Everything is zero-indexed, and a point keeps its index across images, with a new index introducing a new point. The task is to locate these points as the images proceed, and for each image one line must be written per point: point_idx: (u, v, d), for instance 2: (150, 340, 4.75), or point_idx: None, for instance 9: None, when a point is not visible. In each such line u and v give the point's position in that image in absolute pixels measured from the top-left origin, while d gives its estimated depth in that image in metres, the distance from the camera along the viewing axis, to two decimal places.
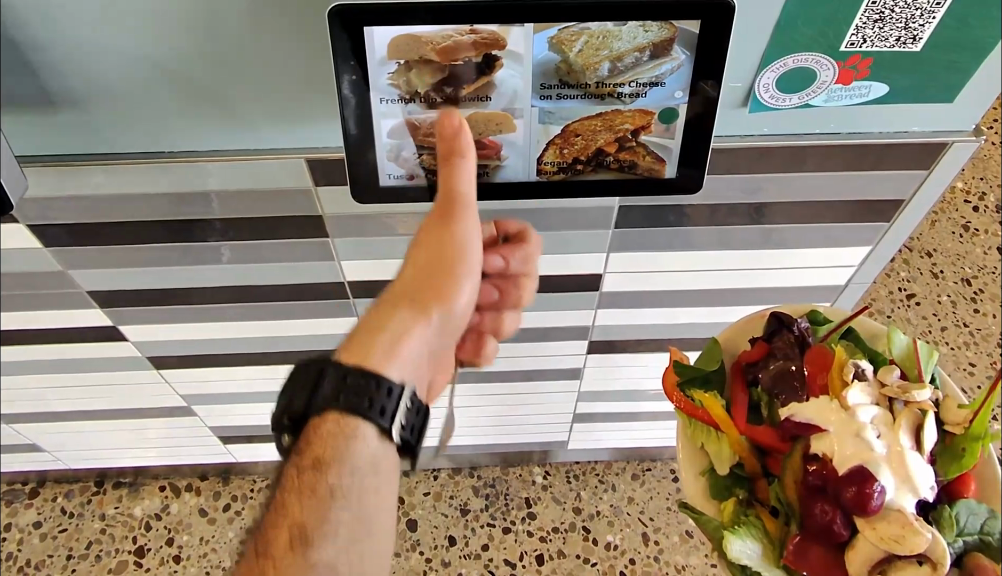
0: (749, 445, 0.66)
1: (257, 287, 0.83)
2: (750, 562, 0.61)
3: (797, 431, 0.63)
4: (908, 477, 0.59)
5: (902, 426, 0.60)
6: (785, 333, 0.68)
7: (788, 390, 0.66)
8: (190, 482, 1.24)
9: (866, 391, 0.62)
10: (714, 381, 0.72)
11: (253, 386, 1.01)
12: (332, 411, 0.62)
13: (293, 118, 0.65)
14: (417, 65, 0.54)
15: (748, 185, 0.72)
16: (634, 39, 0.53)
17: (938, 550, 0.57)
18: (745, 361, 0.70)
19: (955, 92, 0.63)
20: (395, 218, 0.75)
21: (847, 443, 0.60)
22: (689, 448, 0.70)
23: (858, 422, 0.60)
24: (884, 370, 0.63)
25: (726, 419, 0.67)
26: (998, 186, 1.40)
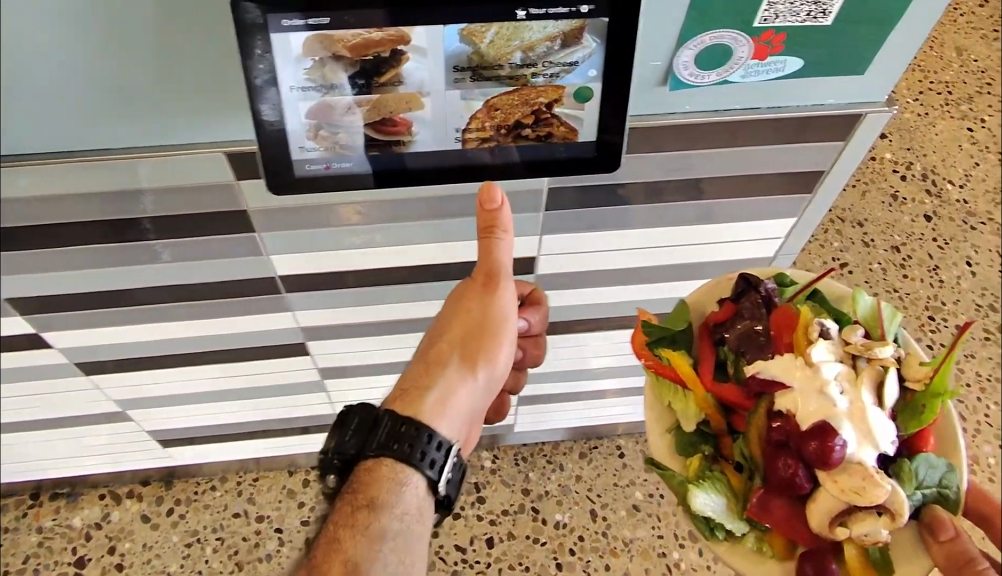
0: (716, 403, 0.67)
1: (185, 286, 0.81)
2: (713, 514, 0.63)
3: (762, 389, 0.64)
4: (869, 432, 0.60)
5: (863, 382, 0.62)
6: (752, 293, 0.66)
7: (754, 349, 0.66)
8: (131, 489, 1.21)
9: (831, 349, 0.63)
10: (681, 341, 0.71)
11: (192, 387, 0.99)
12: (383, 456, 0.65)
13: (212, 109, 0.63)
14: (331, 62, 0.53)
15: (675, 162, 0.73)
16: (545, 29, 0.52)
17: (896, 502, 0.59)
18: (712, 321, 0.69)
19: (866, 65, 0.65)
20: (324, 209, 0.73)
21: (811, 400, 0.61)
22: (656, 407, 0.70)
23: (822, 377, 0.61)
24: (848, 329, 0.64)
25: (693, 376, 0.68)
26: (925, 156, 1.45)
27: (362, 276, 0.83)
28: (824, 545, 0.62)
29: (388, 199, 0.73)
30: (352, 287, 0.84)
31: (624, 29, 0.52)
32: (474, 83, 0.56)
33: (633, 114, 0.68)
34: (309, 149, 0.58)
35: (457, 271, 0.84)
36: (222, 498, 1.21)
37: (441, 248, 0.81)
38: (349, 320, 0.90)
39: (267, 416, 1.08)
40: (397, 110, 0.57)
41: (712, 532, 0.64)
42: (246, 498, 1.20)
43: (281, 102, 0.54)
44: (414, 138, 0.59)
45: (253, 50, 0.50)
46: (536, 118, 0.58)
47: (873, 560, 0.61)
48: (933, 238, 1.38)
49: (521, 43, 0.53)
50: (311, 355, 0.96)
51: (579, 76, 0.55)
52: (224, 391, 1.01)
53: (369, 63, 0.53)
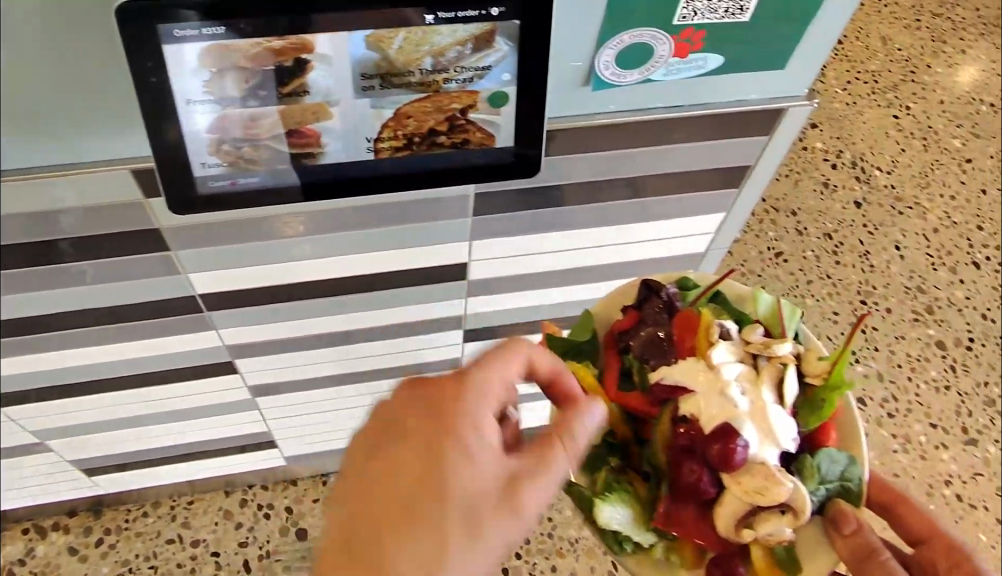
0: (622, 412, 0.66)
1: (98, 310, 0.77)
2: (620, 527, 0.61)
3: (668, 395, 0.63)
4: (770, 431, 0.61)
5: (764, 380, 0.62)
6: (654, 300, 0.65)
7: (658, 355, 0.64)
8: (57, 521, 1.16)
9: (732, 350, 0.63)
10: (586, 351, 0.69)
11: (114, 414, 0.94)
12: None
13: (107, 124, 0.59)
14: (229, 72, 0.50)
15: (601, 162, 0.72)
16: (454, 33, 0.51)
17: (799, 499, 0.59)
18: (616, 330, 0.67)
19: (786, 59, 0.65)
20: (243, 224, 0.70)
21: (713, 402, 0.61)
22: (562, 419, 0.68)
23: (722, 379, 0.61)
24: (749, 328, 0.64)
25: (597, 387, 0.65)
26: (854, 145, 1.50)
27: (287, 290, 0.80)
28: (733, 549, 0.62)
29: (325, 210, 0.70)
30: (277, 303, 0.81)
31: (537, 31, 0.51)
32: (385, 91, 0.54)
33: (556, 116, 0.66)
34: (210, 165, 0.55)
35: (386, 281, 0.82)
36: (154, 524, 1.17)
37: (367, 258, 0.78)
38: (277, 336, 0.87)
39: (198, 438, 1.04)
40: (301, 122, 0.54)
41: (620, 545, 0.63)
42: (181, 523, 1.17)
43: (184, 115, 0.51)
44: (324, 150, 0.57)
45: (146, 64, 0.48)
46: (451, 124, 0.57)
47: (779, 559, 0.61)
48: (863, 224, 1.42)
49: (431, 47, 0.52)
50: (239, 373, 0.92)
51: (492, 80, 0.54)
52: (149, 415, 0.96)
53: (270, 72, 0.51)
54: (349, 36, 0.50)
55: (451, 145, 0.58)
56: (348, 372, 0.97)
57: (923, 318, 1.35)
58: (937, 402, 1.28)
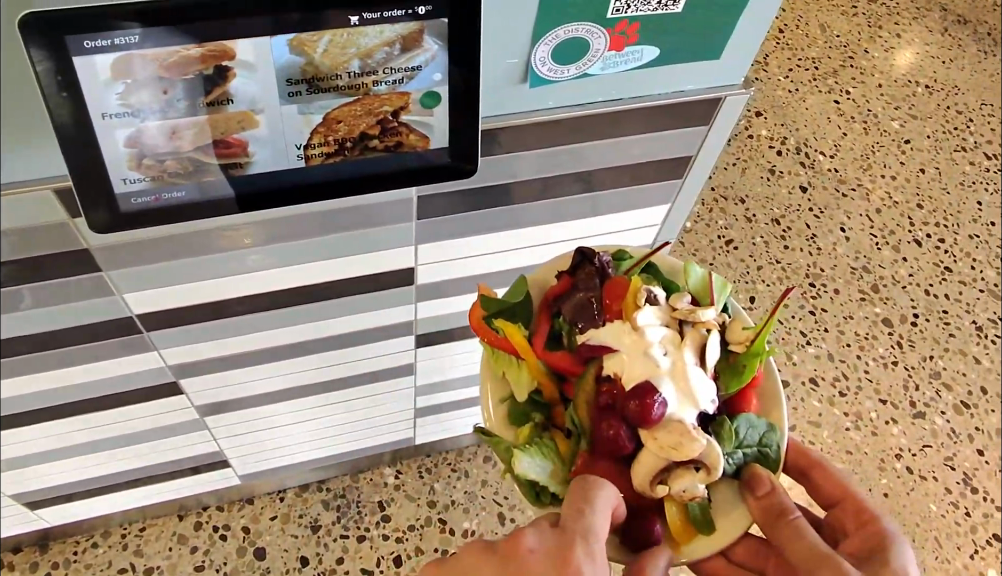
0: (547, 371, 0.65)
1: (28, 338, 0.74)
2: (538, 478, 0.61)
3: (591, 354, 0.62)
4: (689, 392, 0.60)
5: (687, 343, 0.62)
6: (586, 266, 0.66)
7: (588, 319, 0.63)
8: (0, 559, 1.11)
9: (658, 314, 0.62)
10: (519, 313, 0.68)
11: (53, 444, 0.90)
12: None
13: (16, 139, 0.55)
14: (146, 83, 0.48)
15: (543, 159, 0.71)
16: (382, 34, 0.50)
17: (712, 455, 0.59)
18: (549, 294, 0.67)
19: (722, 49, 0.65)
20: (176, 240, 0.68)
21: (636, 362, 0.60)
22: (491, 377, 0.68)
23: (645, 339, 0.61)
24: (676, 295, 0.64)
25: (525, 346, 0.65)
26: (798, 129, 1.53)
27: (228, 305, 0.78)
28: (648, 506, 0.62)
29: (273, 218, 0.68)
30: (219, 318, 0.79)
31: (467, 28, 0.50)
32: (312, 95, 0.52)
33: (494, 114, 0.65)
34: (132, 181, 0.53)
35: (331, 290, 0.80)
36: (104, 554, 1.13)
37: (310, 268, 0.76)
38: (221, 353, 0.84)
39: (146, 463, 1.01)
40: (225, 130, 0.52)
41: (538, 495, 0.63)
42: (133, 551, 1.13)
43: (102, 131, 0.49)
44: (252, 159, 0.55)
45: (55, 78, 0.46)
46: (383, 127, 0.55)
47: (694, 518, 0.61)
48: (809, 207, 1.44)
49: (359, 48, 0.50)
50: (185, 393, 0.89)
51: (424, 79, 0.53)
52: (90, 442, 0.93)
53: (190, 82, 0.49)
54: (272, 44, 0.48)
55: (384, 150, 0.57)
56: (298, 385, 0.94)
57: (869, 297, 1.37)
58: (885, 378, 1.30)
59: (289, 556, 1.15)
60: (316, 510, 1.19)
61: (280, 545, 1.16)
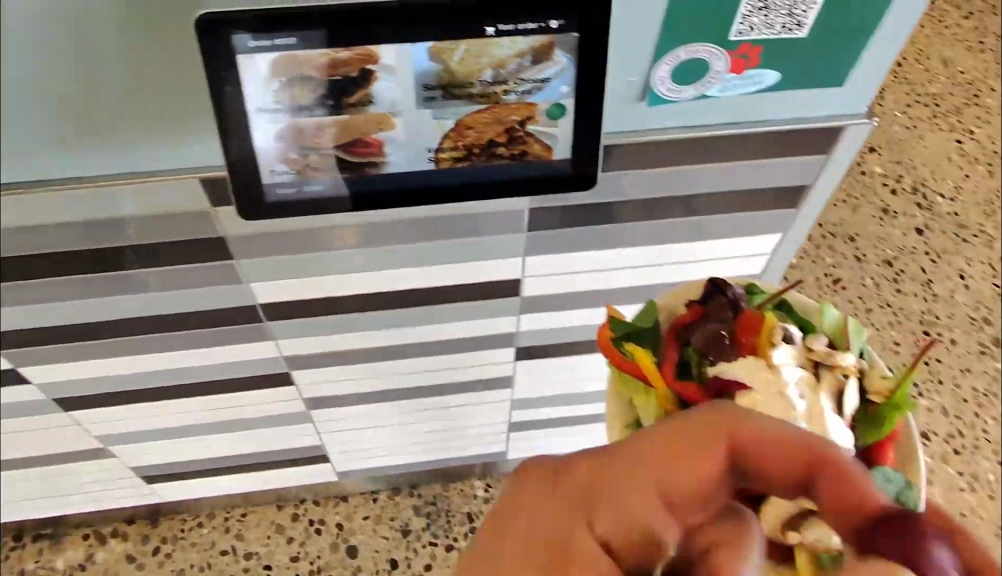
0: (677, 401, 0.63)
1: (164, 318, 0.80)
2: None
3: (723, 389, 0.61)
4: (826, 438, 0.58)
5: (824, 388, 0.60)
6: (719, 297, 0.64)
7: (720, 352, 0.62)
8: (116, 528, 1.19)
9: (793, 354, 0.61)
10: (648, 340, 0.68)
11: (174, 422, 0.97)
12: None
13: (183, 133, 0.61)
14: (299, 82, 0.52)
15: (656, 179, 0.72)
16: (515, 46, 0.52)
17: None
18: (680, 324, 0.66)
19: (845, 76, 0.65)
20: (304, 236, 0.73)
21: (770, 402, 0.58)
22: (618, 401, 0.68)
23: (783, 379, 0.59)
24: (812, 337, 0.62)
25: (654, 374, 0.64)
26: (916, 168, 1.46)
27: (344, 303, 0.82)
28: None
29: (380, 221, 0.72)
30: (335, 314, 0.83)
31: (594, 45, 0.52)
32: (446, 101, 0.55)
33: (612, 131, 0.67)
34: (279, 173, 0.57)
35: (441, 295, 0.83)
36: (208, 535, 1.19)
37: (422, 272, 0.80)
38: (334, 350, 0.89)
39: (254, 450, 1.07)
40: (366, 129, 0.56)
41: None
42: (234, 535, 1.19)
43: (259, 125, 0.54)
44: (386, 160, 0.59)
45: (222, 75, 0.51)
46: (509, 136, 0.58)
47: None
48: (925, 252, 1.38)
49: (492, 61, 0.53)
50: (295, 385, 0.94)
51: (551, 92, 0.55)
52: (207, 425, 0.99)
53: (336, 84, 0.53)
54: (412, 51, 0.52)
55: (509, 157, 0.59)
56: (401, 388, 0.98)
57: (989, 350, 1.31)
58: None
59: (379, 557, 1.19)
60: (407, 515, 1.22)
61: (371, 545, 1.20)
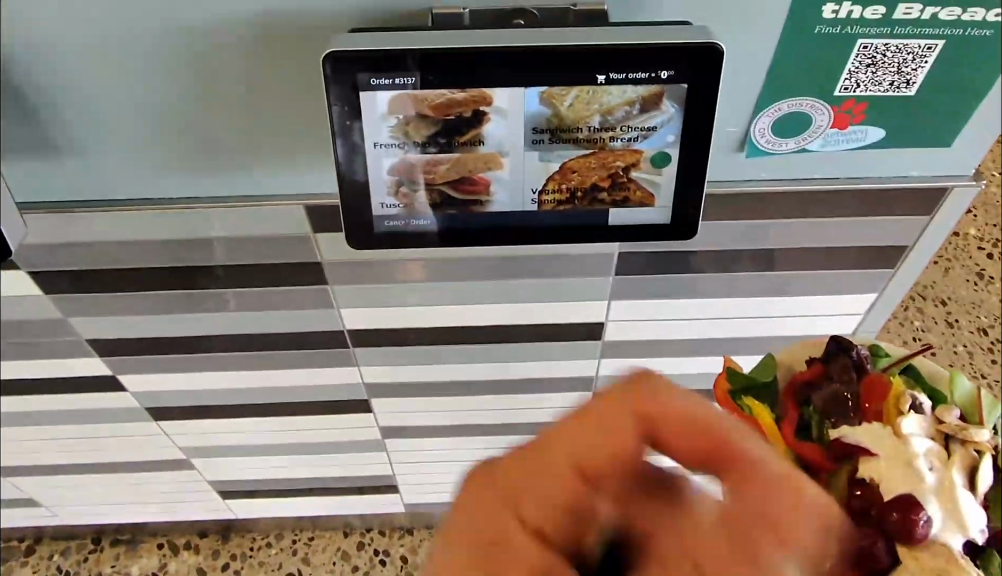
0: (795, 461, 0.58)
1: (258, 337, 0.83)
2: None
3: (845, 452, 0.56)
4: (960, 517, 0.52)
5: (956, 463, 0.54)
6: (842, 357, 0.60)
7: (841, 413, 0.58)
8: (188, 540, 1.22)
9: (922, 424, 0.55)
10: (767, 396, 0.63)
11: (255, 439, 1.00)
12: None
13: (292, 162, 0.65)
14: (415, 120, 0.55)
15: (750, 231, 0.72)
16: (623, 94, 0.53)
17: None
18: (799, 382, 0.62)
19: (953, 136, 0.63)
20: (397, 264, 0.75)
21: (897, 472, 0.53)
22: None
23: (909, 449, 0.53)
24: (942, 408, 0.57)
25: (772, 430, 0.60)
26: None
27: (428, 334, 0.83)
28: None
29: (464, 256, 0.74)
30: (419, 345, 0.85)
31: (700, 94, 0.53)
32: (552, 144, 0.57)
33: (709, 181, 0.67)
34: (388, 206, 0.60)
35: (524, 334, 0.84)
36: (276, 556, 1.21)
37: (508, 310, 0.81)
38: (414, 380, 0.90)
39: (328, 474, 1.08)
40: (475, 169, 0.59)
41: None
42: (301, 558, 1.20)
43: (373, 153, 0.56)
44: (491, 199, 0.60)
45: (343, 109, 0.53)
46: (611, 181, 0.59)
47: None
48: None
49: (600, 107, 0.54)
50: (373, 413, 0.96)
51: (656, 139, 0.56)
52: (286, 445, 1.01)
53: (451, 125, 0.55)
54: (528, 96, 0.54)
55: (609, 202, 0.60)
56: (475, 423, 0.98)
57: None
58: None
59: None
60: None
61: None
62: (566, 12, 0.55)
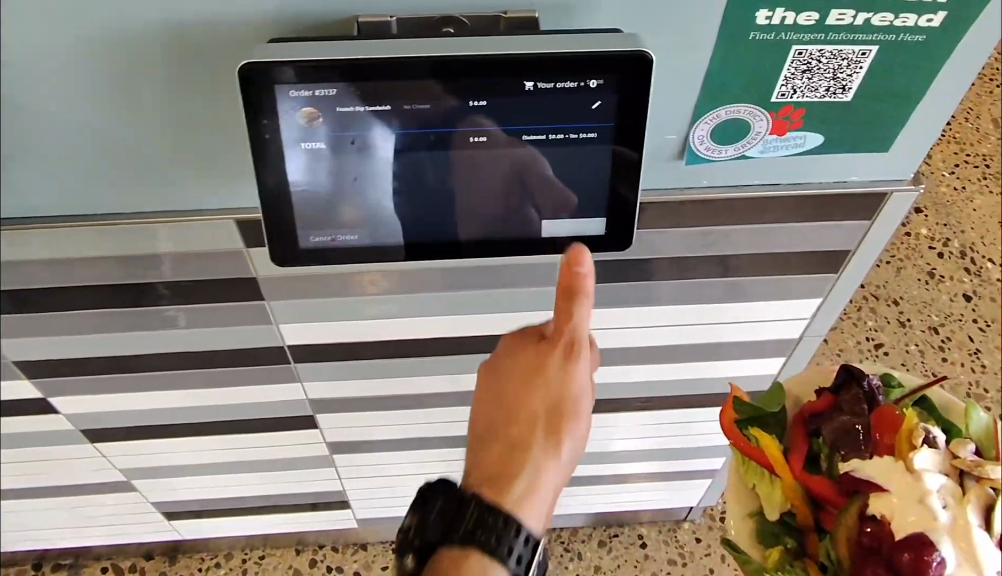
0: (804, 494, 0.61)
1: (195, 355, 0.80)
2: None
3: (855, 487, 0.57)
4: (973, 555, 0.53)
5: (970, 501, 0.54)
6: (853, 387, 0.61)
7: (851, 445, 0.59)
8: (135, 562, 1.18)
9: (936, 459, 0.55)
10: (774, 425, 0.65)
11: (199, 459, 0.97)
12: (462, 549, 0.59)
13: (221, 174, 0.63)
14: (337, 129, 0.53)
15: (694, 239, 0.71)
16: (554, 100, 0.53)
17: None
18: (808, 412, 0.63)
19: (890, 141, 0.63)
20: (338, 279, 0.73)
21: (910, 510, 0.53)
22: (742, 487, 0.66)
23: (923, 486, 0.53)
24: (957, 442, 0.56)
25: (781, 462, 0.62)
26: (962, 232, 1.37)
27: (372, 348, 0.81)
28: None
29: (406, 268, 0.72)
30: (364, 360, 0.83)
31: (633, 103, 0.52)
32: (479, 158, 0.56)
33: (649, 189, 0.66)
34: (315, 223, 0.57)
35: (472, 345, 0.82)
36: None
37: (454, 321, 0.79)
38: (360, 395, 0.88)
39: (275, 491, 1.06)
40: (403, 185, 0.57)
41: None
42: None
43: (298, 168, 0.54)
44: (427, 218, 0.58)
45: (261, 122, 0.51)
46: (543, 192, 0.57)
47: None
48: (973, 319, 1.29)
49: (526, 116, 0.53)
50: (320, 428, 0.93)
51: (584, 149, 0.55)
52: (230, 463, 0.98)
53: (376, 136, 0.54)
54: (463, 108, 0.53)
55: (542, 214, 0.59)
56: (426, 435, 0.96)
57: None
58: None
59: None
60: None
61: None
62: (496, 20, 0.54)
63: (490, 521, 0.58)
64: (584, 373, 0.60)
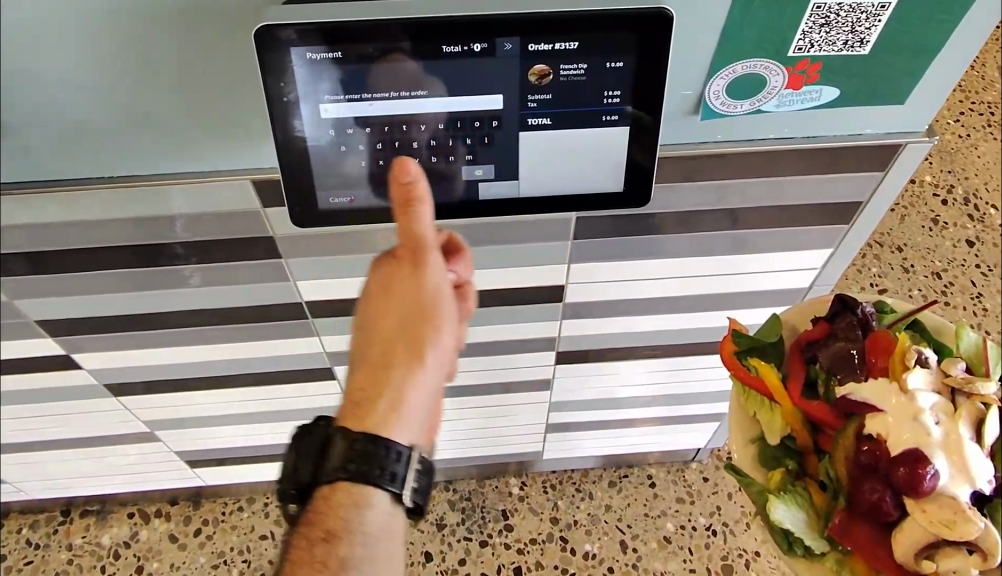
0: (803, 418, 0.62)
1: (213, 311, 0.82)
2: (794, 528, 0.58)
3: (852, 409, 0.59)
4: (965, 467, 0.54)
5: (962, 417, 0.56)
6: (847, 314, 0.63)
7: (846, 369, 0.61)
8: (160, 507, 1.22)
9: (928, 378, 0.57)
10: (773, 355, 0.67)
11: (218, 409, 0.99)
12: (342, 480, 0.64)
13: (228, 139, 0.63)
14: (354, 95, 0.53)
15: (708, 193, 0.71)
16: (569, 59, 0.52)
17: (990, 541, 0.53)
18: (804, 340, 0.65)
19: (907, 94, 0.63)
20: (353, 236, 0.73)
21: (904, 427, 0.55)
22: (741, 416, 0.67)
23: (916, 405, 0.55)
24: (949, 361, 0.58)
25: (780, 389, 0.63)
26: (966, 179, 1.37)
27: None
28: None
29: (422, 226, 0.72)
30: None
31: (649, 62, 0.53)
32: (497, 127, 0.56)
33: (663, 144, 0.66)
34: (334, 189, 0.58)
35: (486, 299, 0.83)
36: (248, 519, 1.21)
37: None
38: None
39: None
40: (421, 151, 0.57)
41: (789, 544, 0.60)
42: (273, 520, 1.21)
43: (313, 131, 0.55)
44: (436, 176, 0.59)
45: (278, 84, 0.51)
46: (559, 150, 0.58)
47: None
48: (976, 264, 1.30)
49: (541, 78, 0.53)
50: (336, 379, 0.95)
51: (599, 111, 0.55)
52: (250, 413, 1.01)
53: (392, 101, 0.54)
54: (478, 72, 0.53)
55: (558, 174, 0.59)
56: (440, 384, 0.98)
57: None
58: None
59: (415, 549, 1.20)
60: (442, 509, 1.23)
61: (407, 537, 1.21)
62: None
63: (367, 450, 0.63)
64: (435, 278, 0.61)
